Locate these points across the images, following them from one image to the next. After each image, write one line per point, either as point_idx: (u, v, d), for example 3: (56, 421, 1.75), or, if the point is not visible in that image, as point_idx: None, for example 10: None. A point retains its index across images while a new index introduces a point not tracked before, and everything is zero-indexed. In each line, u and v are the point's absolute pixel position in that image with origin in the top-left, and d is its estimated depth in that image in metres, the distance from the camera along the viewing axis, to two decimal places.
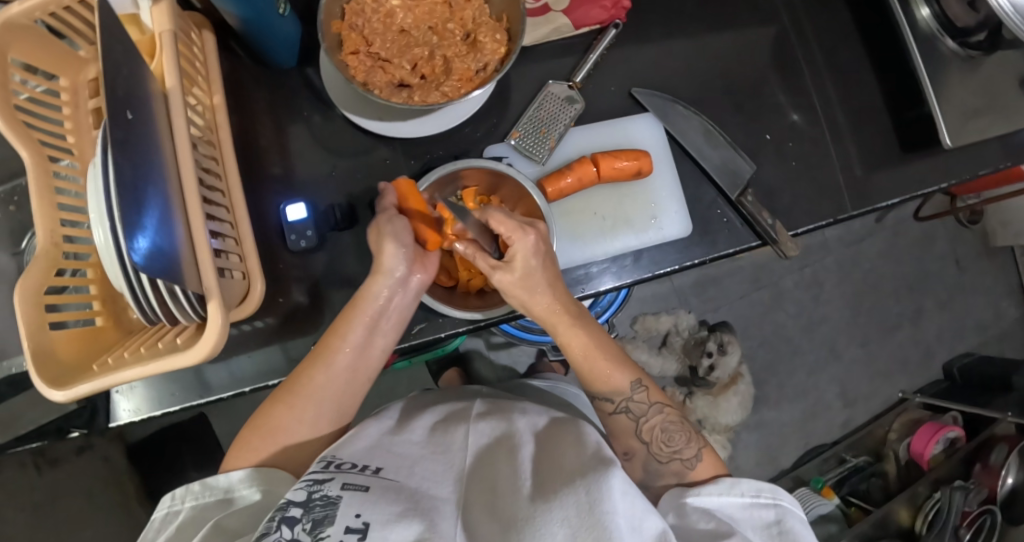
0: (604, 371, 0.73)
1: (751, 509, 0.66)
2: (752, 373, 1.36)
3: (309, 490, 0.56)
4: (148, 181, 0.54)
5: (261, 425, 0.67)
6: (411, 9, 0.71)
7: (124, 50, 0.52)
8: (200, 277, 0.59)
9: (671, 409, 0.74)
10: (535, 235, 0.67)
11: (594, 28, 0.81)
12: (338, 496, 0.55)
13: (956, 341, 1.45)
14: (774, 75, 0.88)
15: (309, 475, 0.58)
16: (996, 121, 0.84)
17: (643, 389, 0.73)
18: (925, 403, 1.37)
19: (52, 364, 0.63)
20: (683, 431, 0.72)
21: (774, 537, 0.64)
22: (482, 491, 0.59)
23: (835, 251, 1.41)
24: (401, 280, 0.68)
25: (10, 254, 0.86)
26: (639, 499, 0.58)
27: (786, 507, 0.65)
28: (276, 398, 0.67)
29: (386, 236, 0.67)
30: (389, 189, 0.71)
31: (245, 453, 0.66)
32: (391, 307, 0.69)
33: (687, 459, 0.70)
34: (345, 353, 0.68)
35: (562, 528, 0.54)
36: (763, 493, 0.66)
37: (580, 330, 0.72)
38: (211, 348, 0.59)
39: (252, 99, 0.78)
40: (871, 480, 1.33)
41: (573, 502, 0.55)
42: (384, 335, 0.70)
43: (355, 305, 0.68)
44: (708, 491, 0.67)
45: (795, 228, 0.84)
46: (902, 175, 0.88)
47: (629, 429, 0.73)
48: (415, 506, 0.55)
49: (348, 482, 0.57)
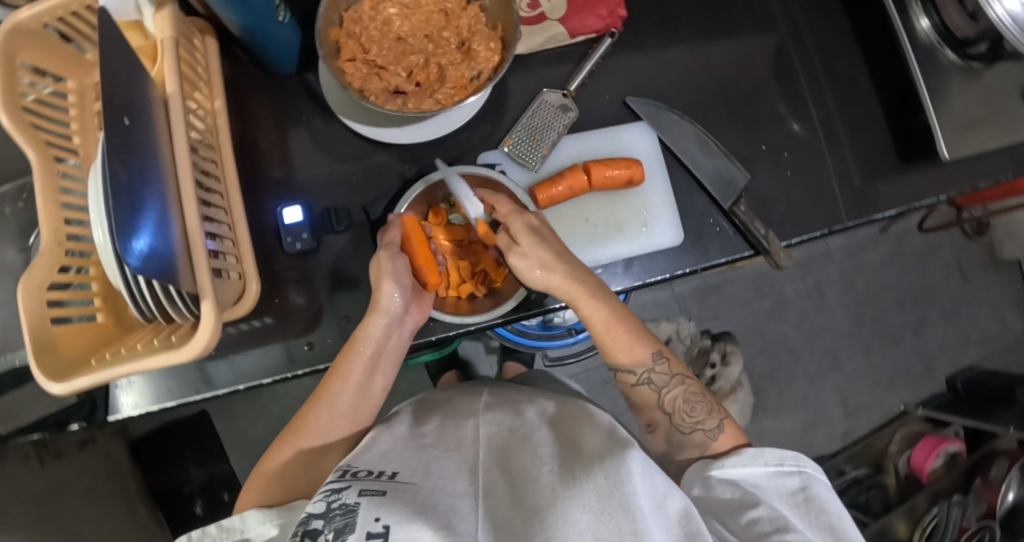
0: (625, 342, 0.72)
1: (776, 477, 0.64)
2: (751, 382, 1.36)
3: (328, 501, 0.55)
4: (144, 185, 0.55)
5: (270, 466, 0.67)
6: (408, 17, 0.73)
7: (123, 58, 0.54)
8: (195, 278, 0.61)
9: (691, 380, 0.73)
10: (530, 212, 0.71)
11: (590, 36, 0.82)
12: (356, 503, 0.53)
13: (961, 353, 1.43)
14: (770, 84, 0.88)
15: (327, 486, 0.57)
16: (990, 134, 0.82)
17: (663, 360, 0.72)
18: (927, 417, 1.37)
19: (52, 358, 0.64)
20: (705, 402, 0.72)
21: (800, 503, 0.62)
22: (500, 480, 0.57)
23: (838, 261, 1.40)
24: (395, 316, 0.70)
25: (19, 250, 0.89)
26: (659, 476, 0.57)
27: (810, 474, 0.64)
28: (283, 441, 0.69)
29: (386, 277, 0.69)
30: (395, 222, 0.71)
31: (257, 489, 0.66)
32: (389, 345, 0.71)
33: (709, 429, 0.70)
34: (346, 392, 0.69)
35: (586, 514, 0.52)
36: (786, 461, 0.64)
37: (600, 301, 0.71)
38: (202, 348, 0.60)
39: (252, 103, 0.80)
40: (870, 491, 1.33)
41: (594, 486, 0.53)
42: (383, 373, 0.72)
43: (353, 346, 0.69)
44: (732, 462, 0.65)
45: (788, 238, 0.84)
46: (899, 185, 0.88)
47: (652, 402, 0.72)
48: (430, 509, 0.52)
49: (366, 488, 0.55)
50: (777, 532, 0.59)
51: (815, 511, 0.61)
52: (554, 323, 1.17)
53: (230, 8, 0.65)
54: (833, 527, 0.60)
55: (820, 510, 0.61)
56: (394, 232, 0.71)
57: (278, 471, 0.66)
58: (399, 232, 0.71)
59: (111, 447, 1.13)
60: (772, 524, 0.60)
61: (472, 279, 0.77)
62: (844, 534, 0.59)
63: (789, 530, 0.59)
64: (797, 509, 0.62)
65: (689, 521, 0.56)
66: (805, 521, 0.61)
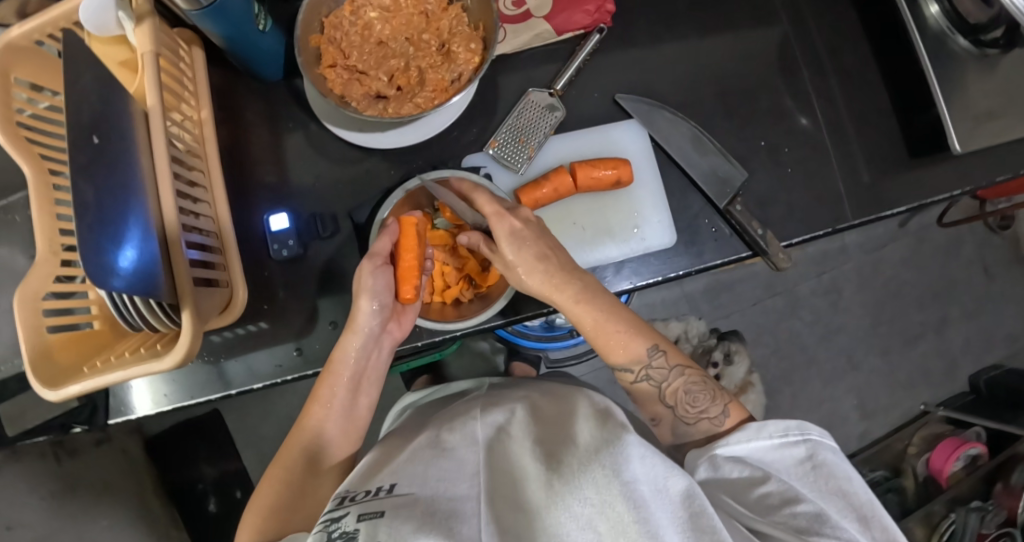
0: (618, 341, 0.70)
1: (783, 449, 0.62)
2: (764, 382, 1.34)
3: (327, 532, 0.51)
4: (118, 198, 0.56)
5: (263, 499, 0.66)
6: (388, 20, 0.72)
7: (92, 78, 0.55)
8: (175, 290, 0.62)
9: (692, 369, 0.70)
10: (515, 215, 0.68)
11: (578, 33, 0.81)
12: (356, 529, 0.49)
13: (984, 352, 1.40)
14: (771, 78, 0.85)
15: (324, 516, 0.53)
16: (1009, 126, 0.78)
17: (660, 354, 0.70)
18: (947, 416, 1.32)
19: (48, 364, 0.65)
20: (707, 390, 0.69)
21: (809, 472, 0.60)
22: (500, 489, 0.53)
23: (855, 257, 1.37)
24: (373, 336, 0.70)
25: (27, 257, 0.92)
26: (658, 458, 0.53)
27: (817, 441, 0.62)
28: (268, 476, 0.68)
29: (363, 295, 0.68)
30: (388, 230, 0.70)
31: (252, 525, 0.64)
32: (370, 366, 0.71)
33: (714, 417, 0.68)
34: (330, 415, 0.70)
35: (587, 508, 0.50)
36: (790, 431, 0.62)
37: (590, 304, 0.68)
38: (182, 355, 0.61)
39: (239, 111, 0.80)
40: (888, 495, 1.27)
41: (592, 478, 0.50)
42: (366, 392, 0.72)
43: (331, 371, 0.70)
44: (736, 438, 0.63)
45: (788, 238, 0.81)
46: (909, 182, 0.84)
47: (653, 396, 0.71)
48: (433, 519, 0.49)
49: (363, 511, 0.51)
50: (786, 505, 0.58)
51: (824, 477, 0.60)
52: (557, 324, 1.15)
53: (211, 19, 0.65)
54: (845, 493, 0.59)
55: (829, 475, 0.60)
56: (384, 240, 0.69)
57: (270, 504, 0.64)
58: (389, 242, 0.70)
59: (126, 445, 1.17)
60: (782, 497, 0.58)
61: (457, 283, 0.77)
62: (856, 498, 0.58)
63: (800, 502, 0.58)
64: (806, 479, 0.60)
65: (693, 503, 0.53)
66: (815, 490, 0.59)
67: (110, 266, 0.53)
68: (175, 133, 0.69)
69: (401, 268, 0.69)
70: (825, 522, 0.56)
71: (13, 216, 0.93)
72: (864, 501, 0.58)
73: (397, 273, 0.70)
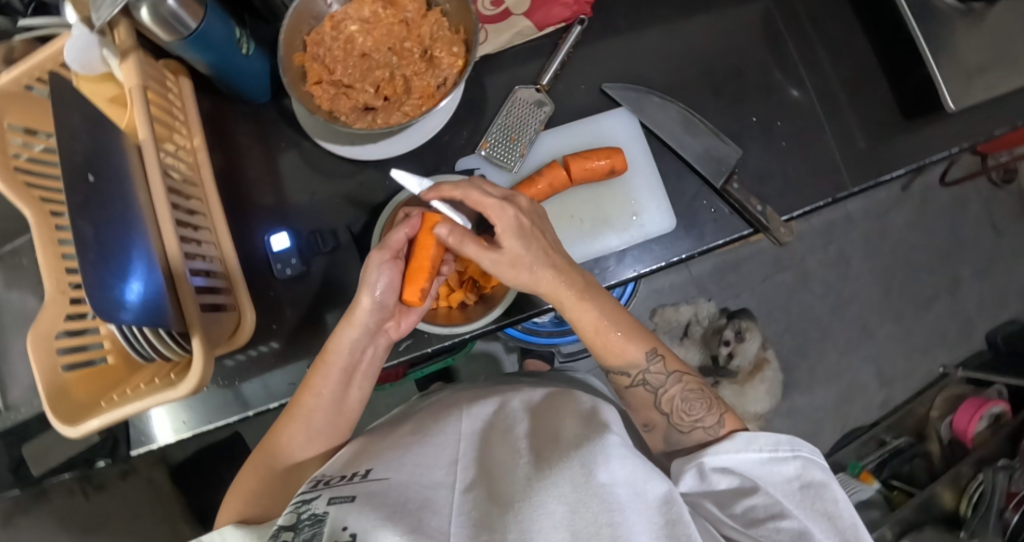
0: (618, 345, 0.70)
1: (772, 464, 0.61)
2: (780, 358, 1.33)
3: (297, 512, 0.53)
4: (118, 232, 0.56)
5: (245, 480, 0.67)
6: (369, 32, 0.72)
7: (81, 115, 0.56)
8: (183, 316, 0.62)
9: (689, 376, 0.71)
10: (515, 208, 0.66)
11: (559, 26, 0.81)
12: (325, 511, 0.51)
13: (1000, 309, 1.38)
14: (758, 53, 0.84)
15: (297, 497, 0.55)
16: (1003, 78, 0.77)
17: (658, 358, 0.70)
18: (968, 377, 1.31)
19: (66, 402, 0.66)
20: (703, 399, 0.69)
21: (796, 491, 0.60)
22: (478, 475, 0.54)
23: (860, 224, 1.37)
24: (369, 330, 0.68)
25: (37, 298, 0.93)
26: (638, 461, 0.54)
27: (807, 457, 0.61)
28: (251, 462, 0.68)
29: (364, 288, 0.66)
30: (409, 223, 0.67)
31: (233, 503, 0.66)
32: (364, 359, 0.70)
33: (709, 426, 0.67)
34: (320, 407, 0.67)
35: (562, 506, 0.50)
36: (781, 447, 0.61)
37: (590, 305, 0.68)
38: (196, 382, 0.61)
39: (231, 135, 0.81)
40: (914, 461, 1.28)
41: (569, 476, 0.51)
42: (360, 385, 0.71)
43: (324, 360, 0.68)
44: (726, 448, 0.62)
45: (788, 212, 0.81)
46: (907, 144, 0.83)
47: (648, 402, 0.71)
48: (401, 510, 0.49)
49: (335, 495, 0.53)
50: (771, 519, 0.58)
51: (810, 497, 0.60)
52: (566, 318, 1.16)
53: (193, 48, 0.66)
54: (831, 515, 0.59)
55: (816, 496, 0.60)
56: (401, 233, 0.66)
57: (250, 487, 0.66)
58: (402, 237, 0.66)
59: (151, 475, 1.18)
60: (767, 511, 0.59)
61: (461, 286, 0.77)
62: (842, 521, 0.58)
63: (784, 517, 0.58)
64: (793, 498, 0.60)
65: (671, 508, 0.54)
66: (801, 510, 0.59)
67: (116, 301, 0.54)
68: (170, 164, 0.70)
69: (411, 266, 0.67)
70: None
71: (21, 259, 0.94)
72: (849, 524, 0.58)
73: (407, 272, 0.67)
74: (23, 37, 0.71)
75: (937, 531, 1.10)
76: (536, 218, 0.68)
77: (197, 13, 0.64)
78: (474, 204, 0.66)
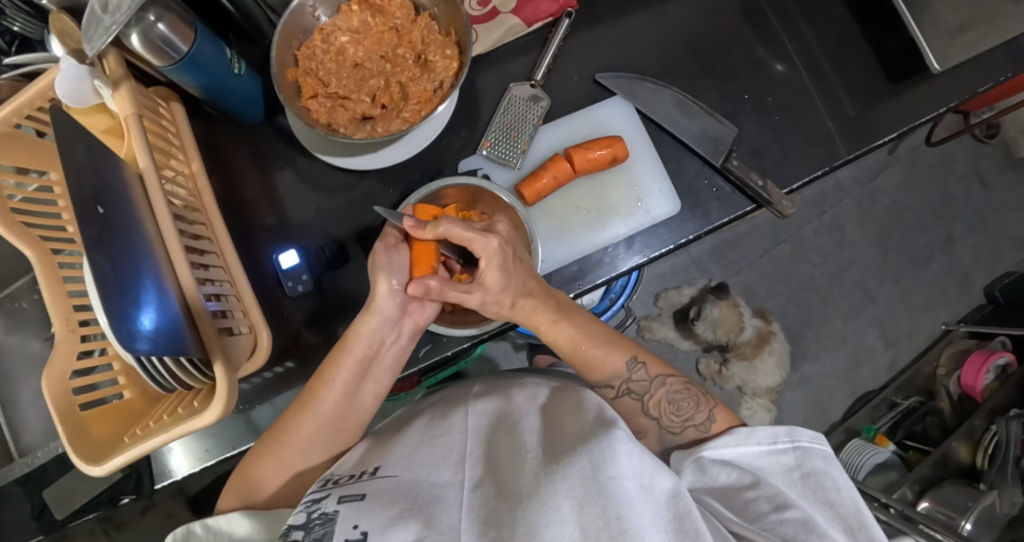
0: (597, 357, 0.71)
1: (771, 456, 0.61)
2: (786, 330, 1.38)
3: (308, 511, 0.52)
4: (136, 264, 0.56)
5: (248, 474, 0.65)
6: (360, 42, 0.72)
7: (85, 149, 0.55)
8: (202, 341, 0.62)
9: (674, 378, 0.70)
10: (500, 239, 0.64)
11: (547, 21, 0.82)
12: (335, 510, 0.51)
13: (994, 262, 1.42)
14: (746, 29, 0.85)
15: (307, 497, 0.55)
16: (986, 33, 0.78)
17: (640, 366, 0.70)
18: (970, 331, 1.33)
19: (85, 441, 0.63)
20: (690, 398, 0.68)
21: (797, 480, 0.59)
22: (486, 473, 0.53)
23: (850, 192, 1.42)
24: (391, 319, 0.67)
25: (43, 341, 0.92)
26: (645, 455, 0.53)
27: (807, 448, 0.60)
28: (262, 449, 0.65)
29: (380, 273, 0.66)
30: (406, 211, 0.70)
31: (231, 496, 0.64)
32: (381, 352, 0.69)
33: (699, 424, 0.67)
34: (333, 397, 0.66)
35: (569, 500, 0.49)
36: (779, 438, 0.60)
37: (565, 325, 0.70)
38: (223, 405, 0.60)
39: (230, 156, 0.80)
40: (926, 420, 1.30)
41: (577, 471, 0.50)
42: (375, 380, 0.69)
43: (344, 350, 0.67)
44: (724, 442, 0.62)
45: (788, 185, 0.82)
46: (900, 105, 0.84)
47: (637, 410, 0.70)
48: (414, 505, 0.49)
49: (344, 494, 0.52)
50: (775, 511, 0.57)
51: (812, 488, 0.58)
52: None
53: (184, 72, 0.66)
54: (833, 503, 0.57)
55: (818, 486, 0.58)
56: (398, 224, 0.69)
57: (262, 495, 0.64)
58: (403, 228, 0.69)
59: (173, 507, 1.18)
60: (772, 502, 0.57)
61: None
62: (845, 509, 0.57)
63: (788, 508, 0.56)
64: (794, 488, 0.58)
65: (678, 502, 0.52)
66: (803, 498, 0.58)
67: (134, 330, 0.53)
68: (171, 191, 0.68)
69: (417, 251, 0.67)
70: (811, 531, 0.55)
71: (20, 303, 0.93)
72: (852, 511, 0.56)
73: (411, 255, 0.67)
74: (8, 76, 0.69)
75: (956, 484, 1.09)
76: (515, 246, 0.67)
77: (188, 36, 0.63)
78: (455, 241, 0.63)
